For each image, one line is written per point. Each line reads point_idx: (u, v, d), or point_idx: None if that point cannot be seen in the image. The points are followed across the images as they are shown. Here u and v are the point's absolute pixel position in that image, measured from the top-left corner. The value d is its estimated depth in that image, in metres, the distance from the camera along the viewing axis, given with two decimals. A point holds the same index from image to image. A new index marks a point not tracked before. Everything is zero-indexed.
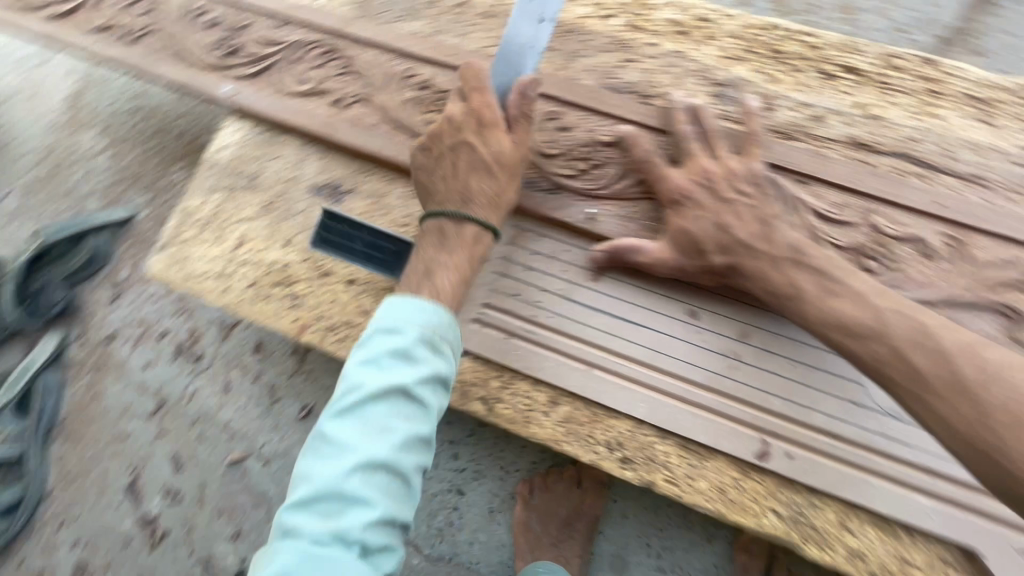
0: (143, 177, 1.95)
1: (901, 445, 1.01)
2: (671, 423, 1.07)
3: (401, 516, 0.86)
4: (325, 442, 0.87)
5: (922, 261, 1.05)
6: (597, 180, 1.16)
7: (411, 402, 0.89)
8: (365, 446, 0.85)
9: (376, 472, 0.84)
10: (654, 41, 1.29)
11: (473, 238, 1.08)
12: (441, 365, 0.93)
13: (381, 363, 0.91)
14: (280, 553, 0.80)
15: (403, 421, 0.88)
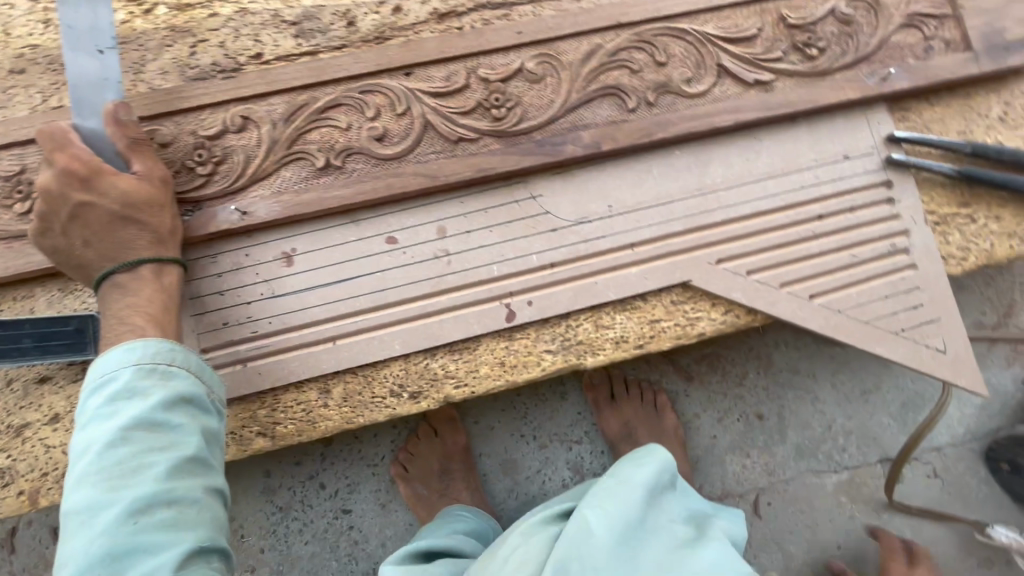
0: None
1: (600, 239, 1.14)
2: (429, 340, 1.11)
3: (206, 544, 0.75)
4: (72, 519, 0.72)
5: (532, 88, 1.15)
6: (231, 176, 1.09)
7: (161, 431, 0.78)
8: (121, 495, 0.72)
9: (148, 513, 0.72)
10: (211, 11, 1.20)
11: (156, 279, 0.98)
12: (178, 385, 0.83)
13: (102, 413, 0.78)
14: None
15: (164, 451, 0.77)
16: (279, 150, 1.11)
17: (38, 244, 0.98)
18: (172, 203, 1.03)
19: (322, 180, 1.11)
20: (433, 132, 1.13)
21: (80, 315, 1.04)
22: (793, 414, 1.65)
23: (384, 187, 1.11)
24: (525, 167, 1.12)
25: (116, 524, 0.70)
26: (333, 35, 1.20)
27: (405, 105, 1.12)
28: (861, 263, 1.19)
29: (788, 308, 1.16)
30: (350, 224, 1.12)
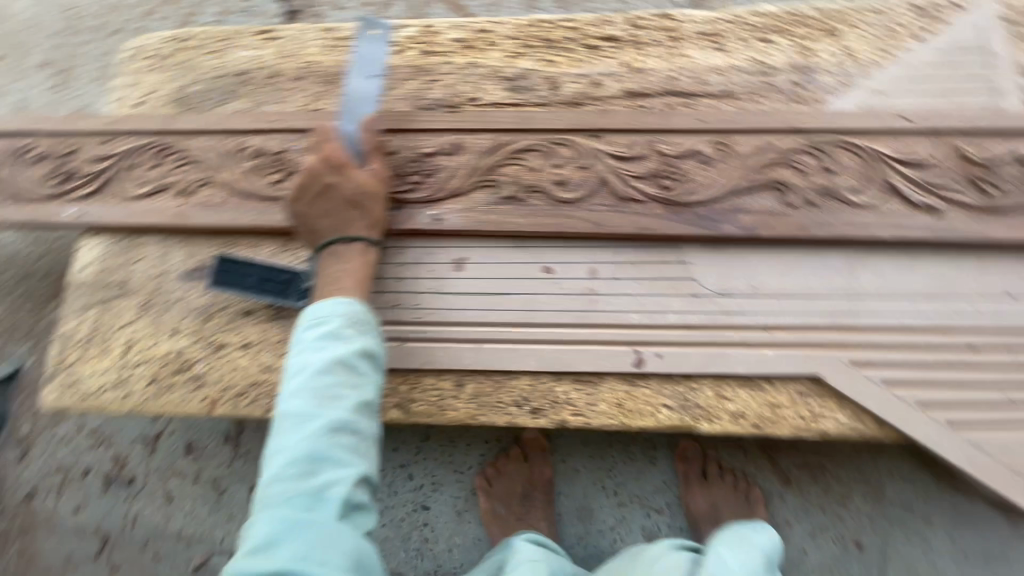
0: (20, 328, 1.91)
1: (739, 314, 1.21)
2: (559, 364, 1.22)
3: (371, 474, 0.92)
4: (284, 420, 0.91)
5: (704, 168, 1.27)
6: (433, 187, 1.31)
7: (357, 374, 0.98)
8: (324, 413, 0.91)
9: (339, 434, 0.91)
10: (448, 59, 1.48)
11: (360, 252, 1.19)
12: (371, 341, 1.03)
13: (319, 346, 0.99)
14: (256, 530, 0.81)
15: (354, 390, 0.97)
16: (476, 175, 1.32)
17: (292, 207, 1.24)
18: (384, 195, 1.25)
19: (505, 207, 1.29)
20: (608, 187, 1.28)
21: (293, 269, 1.28)
22: (896, 553, 1.53)
23: (554, 224, 1.27)
24: (682, 234, 1.24)
25: (319, 435, 0.89)
26: (539, 94, 1.42)
27: (589, 160, 1.30)
28: (1010, 405, 1.15)
29: (922, 430, 1.14)
30: (516, 248, 1.29)
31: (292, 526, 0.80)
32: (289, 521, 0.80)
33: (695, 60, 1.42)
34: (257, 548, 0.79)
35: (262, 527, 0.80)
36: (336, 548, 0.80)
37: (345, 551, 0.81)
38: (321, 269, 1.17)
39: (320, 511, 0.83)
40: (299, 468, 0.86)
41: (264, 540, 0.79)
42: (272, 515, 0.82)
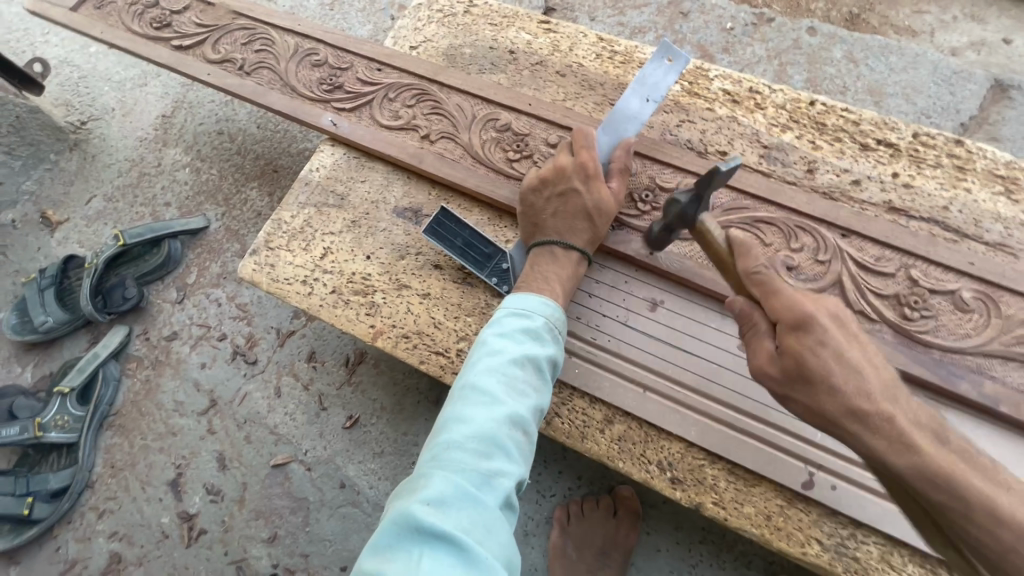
0: (220, 192, 2.12)
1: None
2: (720, 448, 1.14)
3: (526, 480, 0.94)
4: (472, 394, 0.95)
5: (954, 313, 1.15)
6: (657, 221, 1.30)
7: (542, 378, 1.02)
8: (510, 404, 0.94)
9: (515, 429, 0.93)
10: (709, 106, 1.46)
11: (573, 261, 1.20)
12: (558, 353, 1.07)
13: (519, 339, 1.03)
14: (431, 484, 0.83)
15: (536, 393, 0.99)
16: None
17: (526, 193, 1.27)
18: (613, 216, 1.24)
19: None
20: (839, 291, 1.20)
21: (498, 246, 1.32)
22: None
23: None
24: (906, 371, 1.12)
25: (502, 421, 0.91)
26: (792, 171, 1.36)
27: (829, 257, 1.22)
28: None
29: None
30: (718, 313, 1.23)
31: (467, 497, 0.82)
32: (465, 491, 0.82)
33: (978, 199, 1.29)
34: (430, 501, 0.80)
35: (439, 485, 0.82)
36: (495, 536, 0.81)
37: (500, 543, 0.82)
38: (532, 264, 1.19)
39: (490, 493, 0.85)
40: (479, 445, 0.88)
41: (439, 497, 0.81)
42: (450, 477, 0.83)
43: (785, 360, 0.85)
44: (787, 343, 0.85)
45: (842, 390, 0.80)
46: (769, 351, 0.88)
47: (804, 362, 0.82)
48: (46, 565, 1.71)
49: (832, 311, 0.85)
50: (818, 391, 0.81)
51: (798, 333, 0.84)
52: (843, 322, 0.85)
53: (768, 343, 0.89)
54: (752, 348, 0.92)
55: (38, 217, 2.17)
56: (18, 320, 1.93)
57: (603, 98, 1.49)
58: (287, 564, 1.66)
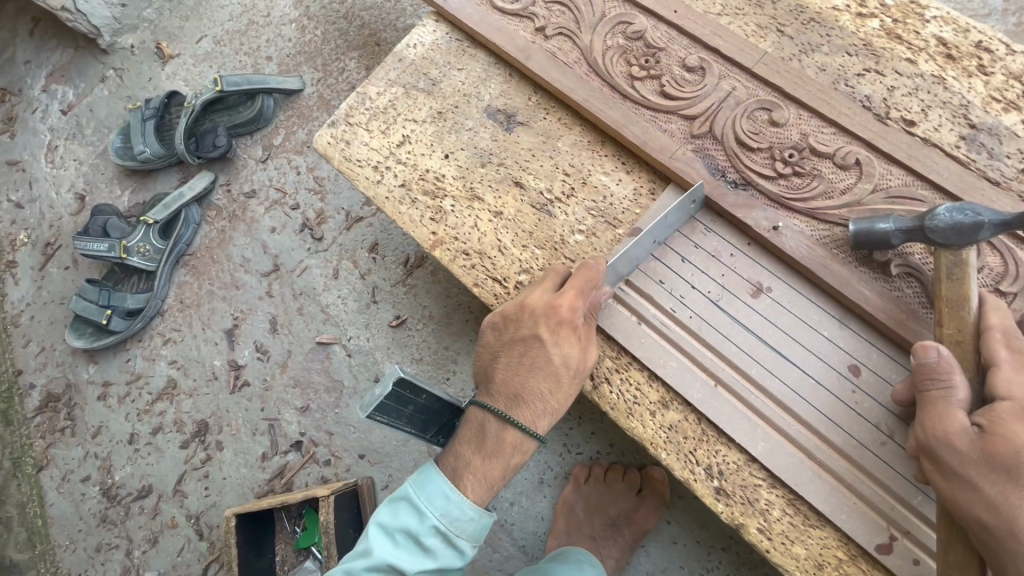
0: (320, 56, 2.03)
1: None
2: (788, 475, 0.96)
3: (457, 517, 0.94)
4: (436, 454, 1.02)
5: None
6: (794, 190, 1.04)
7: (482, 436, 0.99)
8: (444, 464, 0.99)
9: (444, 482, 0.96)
10: (910, 57, 1.11)
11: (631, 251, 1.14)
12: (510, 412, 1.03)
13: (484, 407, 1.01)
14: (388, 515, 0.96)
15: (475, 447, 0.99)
16: (855, 209, 1.01)
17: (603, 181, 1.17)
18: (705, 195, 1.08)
19: (862, 268, 0.99)
20: None
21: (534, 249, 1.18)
22: None
23: (910, 328, 0.94)
24: None
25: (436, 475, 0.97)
26: (1001, 166, 1.01)
27: (1015, 289, 0.93)
28: None
29: None
30: (833, 320, 1.00)
31: (459, 517, 0.94)
32: (458, 511, 0.94)
33: None
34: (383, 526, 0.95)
35: (440, 496, 0.94)
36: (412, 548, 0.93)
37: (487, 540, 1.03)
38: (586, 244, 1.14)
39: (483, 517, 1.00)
40: (480, 485, 0.96)
41: (436, 506, 0.94)
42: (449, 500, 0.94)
43: (989, 443, 0.77)
44: (996, 429, 0.78)
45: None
46: (962, 428, 0.80)
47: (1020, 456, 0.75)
48: (116, 372, 1.90)
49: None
50: (1013, 487, 0.75)
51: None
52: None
53: (963, 417, 0.80)
54: (939, 416, 0.82)
55: (153, 46, 2.19)
56: (122, 145, 2.01)
57: (770, 20, 1.17)
58: (313, 435, 1.73)
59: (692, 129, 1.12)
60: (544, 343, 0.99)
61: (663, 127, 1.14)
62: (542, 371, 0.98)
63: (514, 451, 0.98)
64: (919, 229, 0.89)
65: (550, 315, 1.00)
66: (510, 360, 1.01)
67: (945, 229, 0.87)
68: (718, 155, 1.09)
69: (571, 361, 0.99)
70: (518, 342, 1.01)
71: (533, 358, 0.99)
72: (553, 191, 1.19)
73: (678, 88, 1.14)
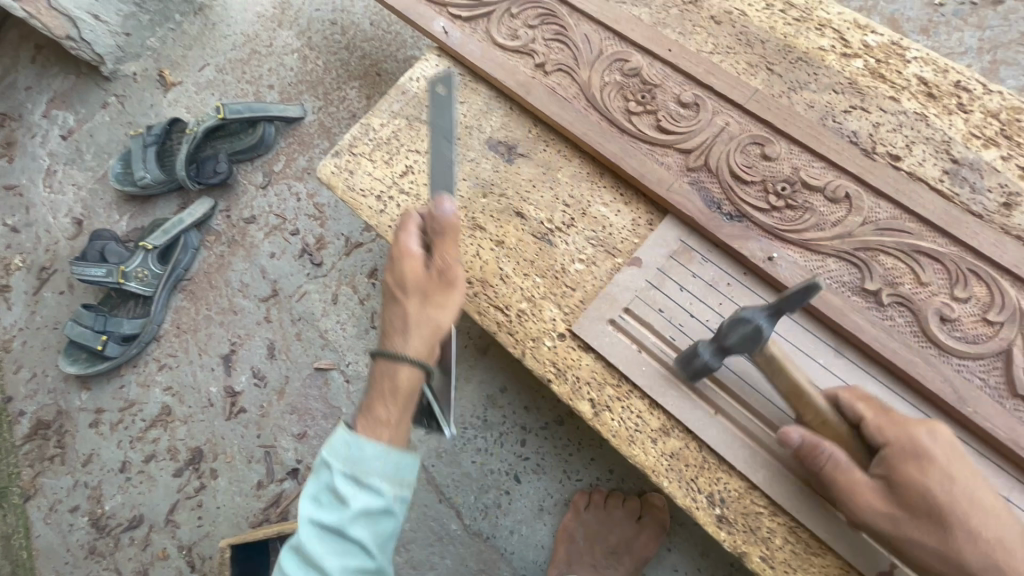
0: (321, 85, 2.07)
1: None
2: (788, 501, 0.98)
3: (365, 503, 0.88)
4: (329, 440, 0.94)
5: None
6: (788, 222, 1.08)
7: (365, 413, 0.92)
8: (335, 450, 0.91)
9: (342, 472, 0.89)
10: (893, 95, 1.16)
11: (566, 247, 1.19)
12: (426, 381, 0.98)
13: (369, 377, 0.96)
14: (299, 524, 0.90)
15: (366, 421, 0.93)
16: (847, 240, 1.04)
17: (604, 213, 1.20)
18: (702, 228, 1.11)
19: (856, 298, 1.02)
20: (1003, 364, 0.95)
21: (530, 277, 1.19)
22: None
23: (902, 357, 0.97)
24: None
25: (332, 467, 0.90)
26: (983, 199, 1.06)
27: (1002, 318, 0.97)
28: None
29: None
30: (829, 350, 1.02)
31: (364, 462, 0.89)
32: (359, 454, 0.89)
33: None
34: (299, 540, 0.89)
35: (341, 444, 0.90)
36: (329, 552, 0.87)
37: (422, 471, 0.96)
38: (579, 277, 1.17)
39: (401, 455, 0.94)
40: (381, 434, 0.91)
41: (341, 455, 0.90)
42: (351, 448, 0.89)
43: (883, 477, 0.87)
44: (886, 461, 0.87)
45: (973, 523, 0.82)
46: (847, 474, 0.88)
47: (929, 499, 0.83)
48: (110, 399, 1.88)
49: (949, 439, 0.87)
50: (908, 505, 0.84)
51: (919, 463, 0.84)
52: (958, 454, 0.85)
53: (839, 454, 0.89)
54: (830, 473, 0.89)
55: (156, 74, 2.23)
56: (122, 170, 2.02)
57: (760, 59, 1.23)
58: (309, 462, 1.71)
59: (687, 162, 1.16)
60: (387, 290, 0.97)
61: (660, 160, 1.18)
62: (392, 309, 0.95)
63: (406, 393, 0.93)
64: (721, 346, 0.97)
65: (423, 289, 0.95)
66: (394, 338, 0.94)
67: (740, 339, 0.94)
68: (713, 188, 1.13)
69: (411, 285, 0.95)
70: (399, 320, 0.95)
71: (415, 327, 0.94)
72: (554, 221, 1.22)
73: (673, 123, 1.18)
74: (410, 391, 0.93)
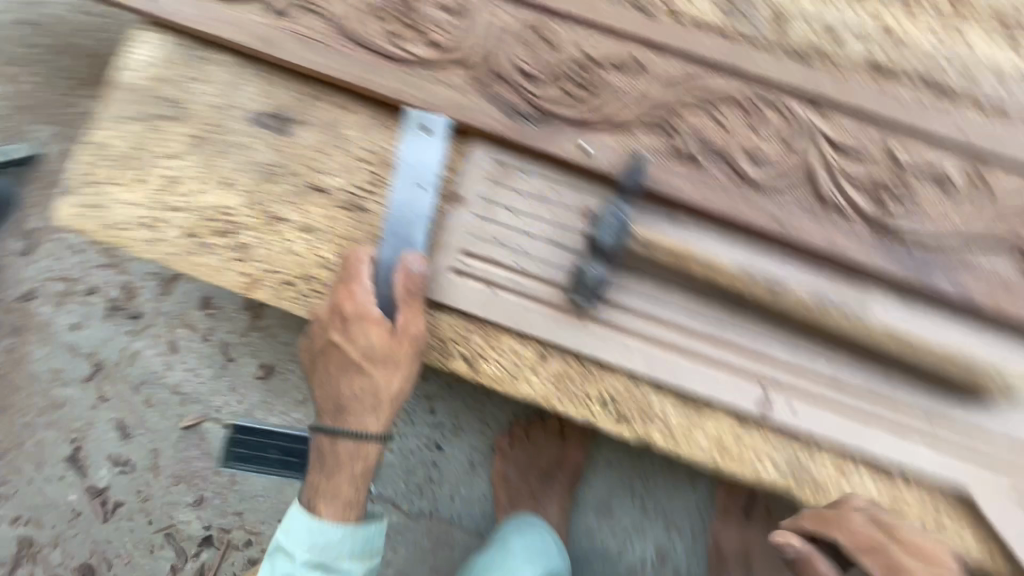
0: (41, 103, 1.62)
1: (907, 405, 0.97)
2: (669, 376, 0.99)
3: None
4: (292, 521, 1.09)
5: (940, 198, 0.96)
6: (590, 108, 1.00)
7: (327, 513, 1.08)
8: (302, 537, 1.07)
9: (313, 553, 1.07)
10: None
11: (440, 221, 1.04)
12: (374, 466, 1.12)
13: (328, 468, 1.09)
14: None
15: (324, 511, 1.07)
16: (648, 108, 0.99)
17: None
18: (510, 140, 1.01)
19: (672, 163, 0.99)
20: (808, 182, 0.97)
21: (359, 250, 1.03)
22: None
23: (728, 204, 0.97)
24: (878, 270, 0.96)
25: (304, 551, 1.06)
26: None
27: (800, 139, 0.97)
28: None
29: None
30: (666, 220, 0.99)
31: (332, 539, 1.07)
32: (324, 537, 1.07)
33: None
34: None
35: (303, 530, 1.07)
36: None
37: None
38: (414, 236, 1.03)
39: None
40: (335, 504, 1.09)
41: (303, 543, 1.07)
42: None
43: None
44: None
45: None
46: None
47: None
48: None
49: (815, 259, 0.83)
50: None
51: None
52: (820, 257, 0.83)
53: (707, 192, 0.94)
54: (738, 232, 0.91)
55: None
56: None
57: None
58: (220, 524, 1.54)
59: (472, 75, 1.03)
60: (341, 345, 1.03)
61: (444, 81, 1.04)
62: (348, 372, 1.04)
63: (355, 459, 1.08)
64: (600, 253, 0.97)
65: (334, 319, 1.02)
66: (325, 371, 1.07)
67: (612, 237, 0.95)
68: (506, 94, 1.02)
69: (372, 350, 1.02)
70: (321, 353, 1.06)
71: (338, 363, 1.05)
72: (358, 183, 1.07)
73: (444, 34, 1.03)
74: (366, 462, 1.09)
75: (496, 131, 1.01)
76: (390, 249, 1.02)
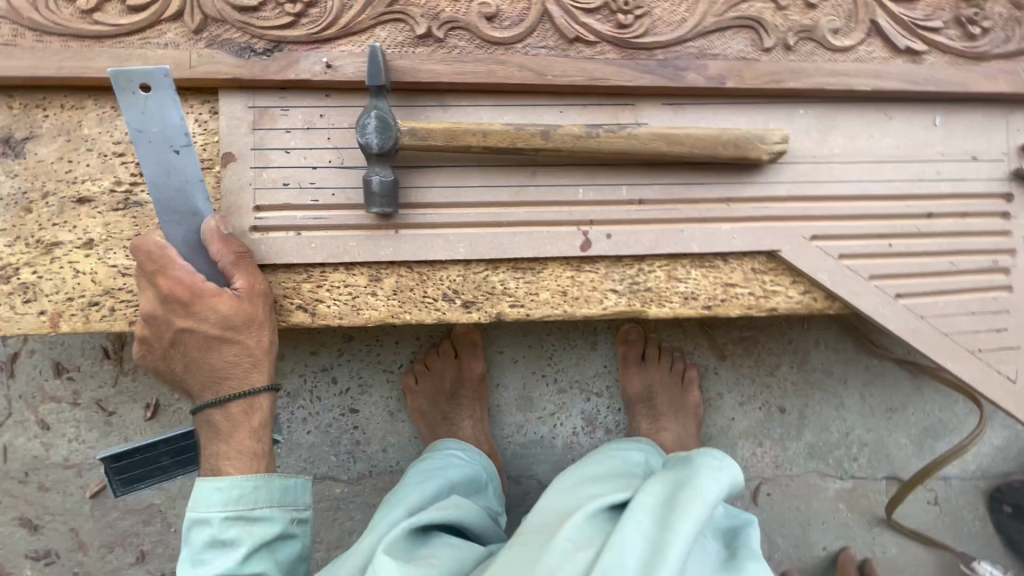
0: None
1: (702, 199, 1.05)
2: (494, 251, 1.03)
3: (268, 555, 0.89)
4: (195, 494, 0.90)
5: (664, 1, 1.01)
6: (320, 22, 0.97)
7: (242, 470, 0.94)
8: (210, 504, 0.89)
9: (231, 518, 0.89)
10: None
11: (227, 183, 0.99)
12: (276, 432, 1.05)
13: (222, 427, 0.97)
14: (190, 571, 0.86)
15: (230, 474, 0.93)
16: (375, 2, 0.97)
17: None
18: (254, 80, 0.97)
19: (419, 50, 0.98)
20: (547, 24, 1.00)
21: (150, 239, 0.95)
22: (815, 412, 1.62)
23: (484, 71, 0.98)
24: (639, 85, 1.00)
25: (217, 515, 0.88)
26: None
27: None
28: (959, 274, 1.09)
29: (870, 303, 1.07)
30: (436, 107, 1.00)
31: (248, 493, 0.91)
32: (241, 489, 0.91)
33: None
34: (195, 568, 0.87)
35: (211, 491, 0.90)
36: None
37: (269, 504, 0.92)
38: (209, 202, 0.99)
39: (218, 537, 0.88)
40: (244, 461, 0.94)
41: (216, 502, 0.89)
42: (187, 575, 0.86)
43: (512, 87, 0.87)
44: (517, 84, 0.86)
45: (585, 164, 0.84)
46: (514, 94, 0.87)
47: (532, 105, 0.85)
48: None
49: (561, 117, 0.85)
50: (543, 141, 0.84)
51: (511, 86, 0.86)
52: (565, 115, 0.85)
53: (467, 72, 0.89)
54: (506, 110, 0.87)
55: None
56: None
57: None
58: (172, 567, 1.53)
59: (188, 26, 0.96)
60: (189, 327, 0.93)
61: (162, 43, 0.96)
62: (212, 347, 0.94)
63: (251, 413, 0.97)
64: (379, 158, 0.95)
65: (169, 307, 0.92)
66: (183, 359, 0.95)
67: (380, 136, 0.93)
68: (232, 35, 0.97)
69: (226, 318, 0.93)
70: (171, 344, 0.95)
71: (194, 346, 0.94)
72: (122, 181, 1.00)
73: None
74: (264, 412, 0.98)
75: (234, 75, 0.96)
76: (179, 225, 0.94)
